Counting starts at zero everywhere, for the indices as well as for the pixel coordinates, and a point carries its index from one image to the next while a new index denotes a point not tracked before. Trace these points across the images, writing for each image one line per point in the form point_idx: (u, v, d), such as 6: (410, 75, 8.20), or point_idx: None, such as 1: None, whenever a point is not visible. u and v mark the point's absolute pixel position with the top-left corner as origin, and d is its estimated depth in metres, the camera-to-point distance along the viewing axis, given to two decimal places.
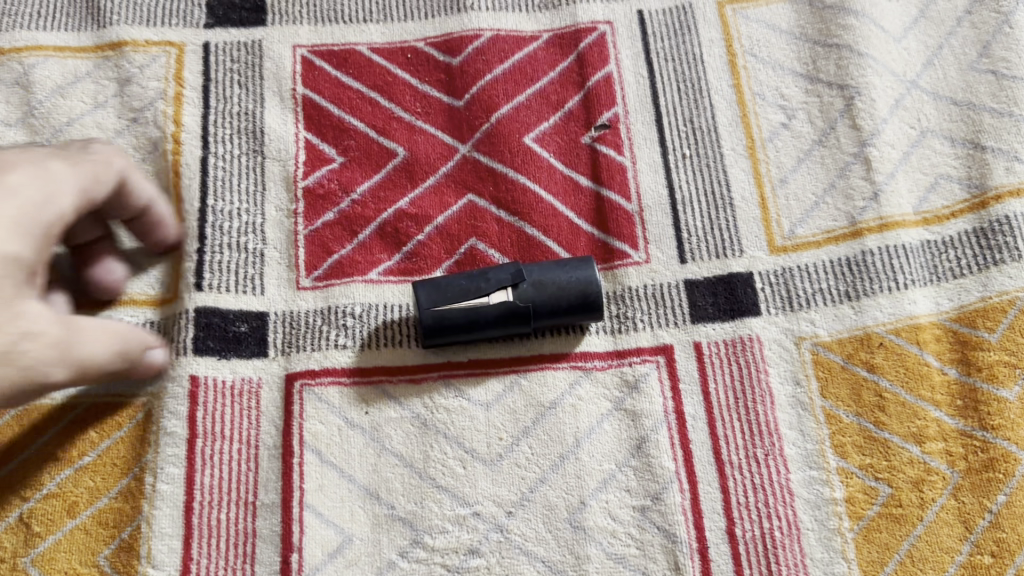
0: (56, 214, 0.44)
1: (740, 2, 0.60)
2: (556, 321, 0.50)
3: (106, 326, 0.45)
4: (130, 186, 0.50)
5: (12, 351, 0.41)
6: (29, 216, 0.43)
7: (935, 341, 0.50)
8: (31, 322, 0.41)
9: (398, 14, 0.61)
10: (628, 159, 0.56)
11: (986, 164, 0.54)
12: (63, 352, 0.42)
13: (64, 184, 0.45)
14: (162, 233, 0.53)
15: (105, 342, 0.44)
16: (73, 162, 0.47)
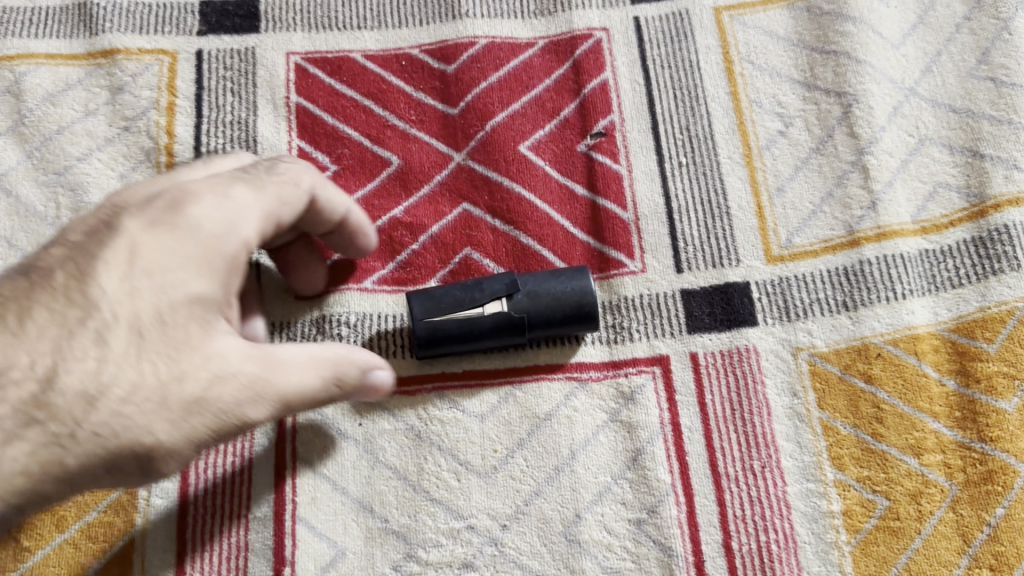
0: (240, 246, 0.41)
1: (736, 9, 0.60)
2: (551, 331, 0.50)
3: (318, 355, 0.43)
4: (323, 205, 0.47)
5: (204, 398, 0.38)
6: (215, 250, 0.40)
7: (933, 352, 0.50)
8: (224, 363, 0.39)
9: (392, 21, 0.60)
10: (624, 167, 0.56)
11: (985, 173, 0.53)
12: (269, 391, 0.40)
13: (253, 212, 0.43)
14: (363, 240, 0.51)
15: (317, 373, 0.42)
16: (259, 187, 0.44)
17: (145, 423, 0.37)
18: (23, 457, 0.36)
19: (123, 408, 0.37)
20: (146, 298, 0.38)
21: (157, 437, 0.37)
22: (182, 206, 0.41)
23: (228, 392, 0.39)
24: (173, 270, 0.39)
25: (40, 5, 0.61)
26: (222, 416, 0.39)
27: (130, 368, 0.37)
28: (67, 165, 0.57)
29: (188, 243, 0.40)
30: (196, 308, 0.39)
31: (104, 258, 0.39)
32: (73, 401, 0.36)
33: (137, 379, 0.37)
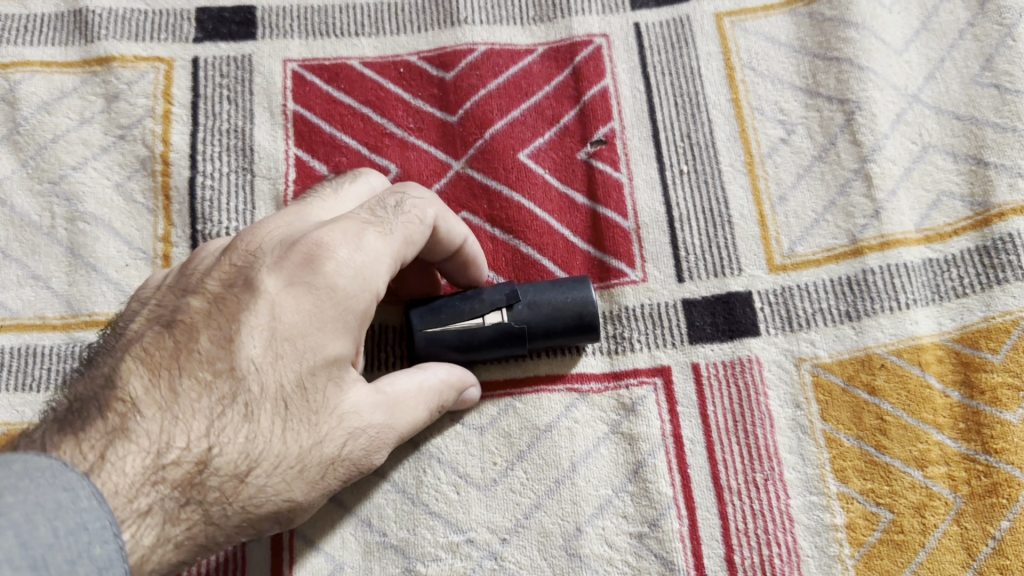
0: (372, 298, 0.43)
1: (738, 15, 0.59)
2: (551, 341, 0.49)
3: (432, 392, 0.46)
4: (441, 238, 0.48)
5: (340, 455, 0.42)
6: (350, 308, 0.42)
7: (937, 363, 0.49)
8: (357, 420, 0.42)
9: (390, 28, 0.60)
10: (624, 176, 0.55)
11: (990, 181, 0.53)
12: (392, 438, 0.44)
13: (385, 263, 0.43)
14: (474, 272, 0.51)
15: (428, 410, 0.46)
16: (388, 235, 0.44)
17: (287, 489, 0.41)
18: (179, 534, 0.38)
19: (268, 482, 0.40)
20: (289, 364, 0.40)
21: (295, 499, 0.41)
22: (319, 263, 0.42)
23: (359, 446, 0.42)
24: (311, 335, 0.41)
25: (35, 12, 0.61)
26: (352, 468, 0.43)
27: (275, 440, 0.40)
28: (62, 173, 0.56)
29: (325, 307, 0.41)
30: (332, 369, 0.41)
31: (249, 321, 0.41)
32: (225, 480, 0.39)
33: (280, 450, 0.40)
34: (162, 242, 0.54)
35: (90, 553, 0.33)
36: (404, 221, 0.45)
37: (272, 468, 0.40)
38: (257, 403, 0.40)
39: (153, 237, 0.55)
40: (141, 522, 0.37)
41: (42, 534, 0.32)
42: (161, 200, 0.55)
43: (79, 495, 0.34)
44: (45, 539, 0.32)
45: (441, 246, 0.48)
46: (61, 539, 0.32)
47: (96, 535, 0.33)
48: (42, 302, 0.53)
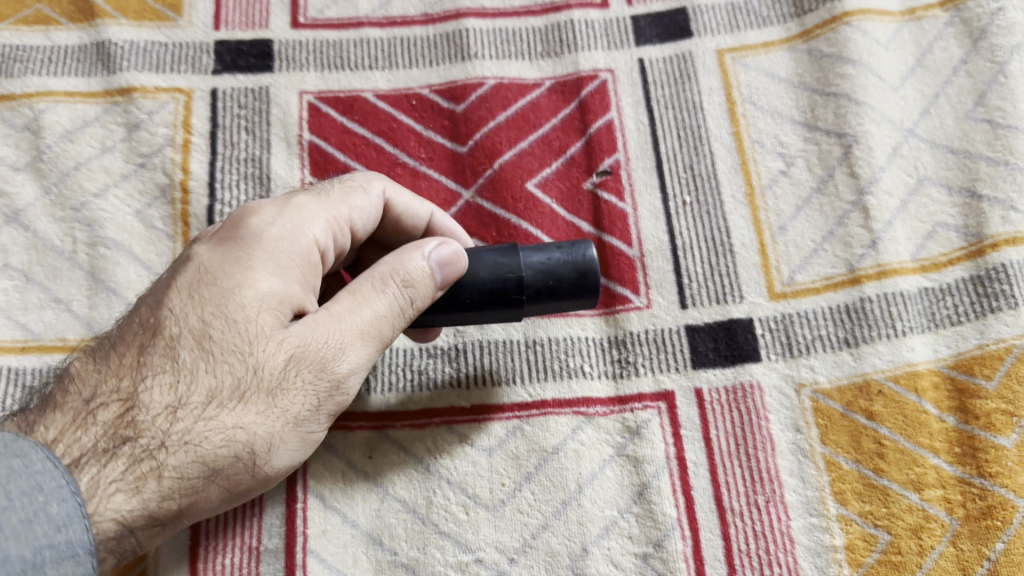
0: (307, 245, 0.46)
1: (739, 51, 0.62)
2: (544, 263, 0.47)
3: (377, 283, 0.45)
4: (407, 220, 0.53)
5: (285, 381, 0.43)
6: (278, 250, 0.45)
7: (933, 389, 0.50)
8: (299, 341, 0.43)
9: (404, 61, 0.62)
10: (629, 206, 0.57)
11: (982, 213, 0.55)
12: (346, 342, 0.44)
13: (316, 216, 0.47)
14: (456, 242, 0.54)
15: (382, 299, 0.44)
16: (325, 200, 0.48)
17: (234, 421, 0.42)
18: (120, 474, 0.40)
19: (205, 414, 0.41)
20: (213, 306, 0.43)
21: (249, 429, 0.42)
22: (246, 221, 0.45)
23: (306, 361, 0.43)
24: (237, 276, 0.43)
25: (58, 44, 0.64)
26: (309, 383, 0.43)
27: (204, 374, 0.42)
28: (84, 201, 0.58)
29: (252, 249, 0.44)
30: (265, 302, 0.43)
31: (179, 283, 0.44)
32: (158, 416, 0.41)
33: (213, 382, 0.42)
34: None
35: (48, 511, 0.37)
36: (345, 189, 0.50)
37: (208, 404, 0.41)
38: (184, 344, 0.42)
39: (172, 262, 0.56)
40: (82, 466, 0.40)
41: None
42: (179, 227, 0.57)
43: (32, 461, 0.38)
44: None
45: (406, 223, 0.53)
46: (16, 501, 0.36)
47: (52, 495, 0.37)
48: (63, 325, 0.55)
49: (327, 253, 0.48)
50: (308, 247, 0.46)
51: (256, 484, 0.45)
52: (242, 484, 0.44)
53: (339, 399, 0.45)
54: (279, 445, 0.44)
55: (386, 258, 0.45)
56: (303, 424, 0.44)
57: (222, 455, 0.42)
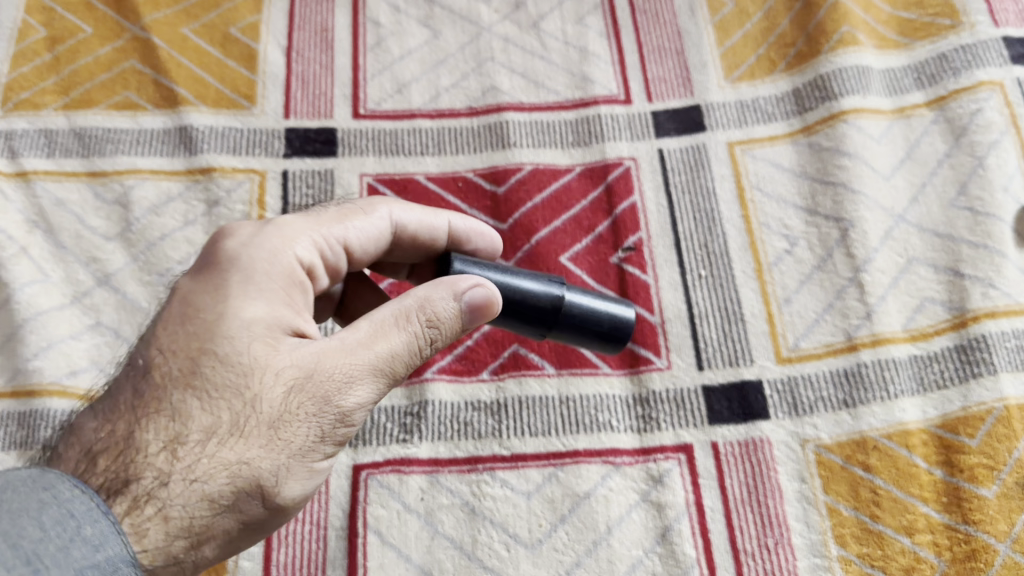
0: (289, 265, 0.47)
1: (747, 143, 0.70)
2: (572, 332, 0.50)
3: (399, 319, 0.45)
4: (425, 233, 0.55)
5: (288, 412, 0.42)
6: (261, 274, 0.45)
7: (922, 445, 0.57)
8: (299, 370, 0.42)
9: (452, 148, 0.71)
10: (651, 278, 0.65)
11: (965, 289, 0.62)
12: (355, 373, 0.43)
13: (301, 239, 0.49)
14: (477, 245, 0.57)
15: (400, 334, 0.45)
16: (315, 221, 0.50)
17: (238, 456, 0.40)
18: (123, 518, 0.38)
19: (206, 450, 0.40)
20: (199, 340, 0.42)
21: (255, 463, 0.40)
22: (228, 253, 0.46)
23: (310, 392, 0.42)
24: (220, 308, 0.43)
25: (144, 127, 0.73)
26: (312, 414, 0.42)
27: (200, 412, 0.40)
28: (168, 267, 0.66)
29: (232, 278, 0.45)
30: (256, 331, 0.43)
31: (164, 323, 0.43)
32: (156, 457, 0.39)
33: (211, 419, 0.40)
34: None
35: (83, 532, 0.36)
36: (343, 214, 0.52)
37: (208, 439, 0.40)
38: (176, 382, 0.41)
39: None
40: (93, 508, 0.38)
41: (31, 531, 0.36)
42: None
43: (61, 490, 0.37)
44: (34, 534, 0.36)
45: (419, 239, 0.55)
46: (50, 530, 0.36)
47: (85, 519, 0.37)
48: None
49: (315, 271, 0.49)
50: (295, 266, 0.47)
51: (266, 521, 0.43)
52: (252, 523, 0.42)
53: (343, 430, 0.44)
54: (287, 478, 0.42)
55: (408, 296, 0.46)
56: (309, 456, 0.43)
57: (232, 490, 0.40)
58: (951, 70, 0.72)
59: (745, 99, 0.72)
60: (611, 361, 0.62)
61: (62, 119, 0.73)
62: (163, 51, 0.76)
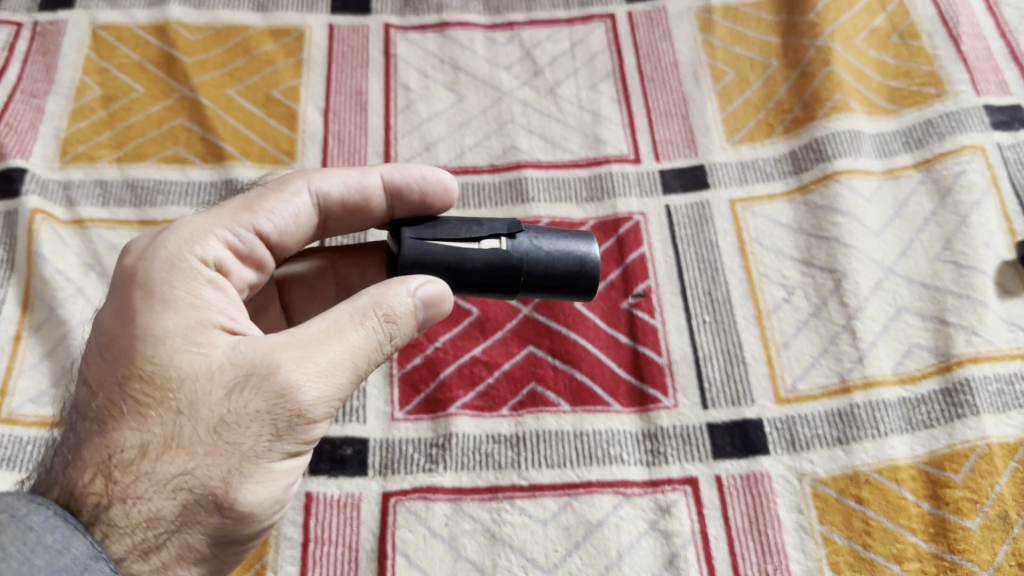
0: (193, 266, 0.49)
1: (748, 201, 0.76)
2: (547, 286, 0.52)
3: (355, 315, 0.48)
4: (353, 194, 0.57)
5: (229, 416, 0.45)
6: (163, 284, 0.48)
7: (911, 480, 0.61)
8: (228, 376, 0.45)
9: (475, 200, 0.77)
10: (659, 322, 0.70)
11: (950, 336, 0.67)
12: (310, 373, 0.46)
13: (207, 240, 0.50)
14: (409, 198, 0.57)
15: (358, 329, 0.47)
16: (219, 215, 0.52)
17: (181, 466, 0.44)
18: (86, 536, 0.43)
19: (150, 465, 0.44)
20: (123, 364, 0.46)
21: (200, 470, 0.44)
22: (138, 270, 0.48)
23: (252, 394, 0.45)
24: (136, 327, 0.46)
25: (193, 179, 0.79)
26: (258, 415, 0.45)
27: (137, 433, 0.44)
28: None
29: (140, 296, 0.47)
30: (175, 344, 0.46)
31: (94, 354, 0.47)
32: (104, 478, 0.44)
33: (148, 437, 0.44)
34: None
35: (40, 538, 0.41)
36: (246, 203, 0.54)
37: (146, 455, 0.44)
38: (113, 409, 0.45)
39: None
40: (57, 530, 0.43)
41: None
42: None
43: (17, 509, 0.42)
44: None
45: (353, 201, 0.57)
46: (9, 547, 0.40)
47: (43, 527, 0.41)
48: None
49: (232, 262, 0.52)
50: (199, 265, 0.49)
51: (236, 523, 0.47)
52: (220, 528, 0.46)
53: (301, 429, 0.46)
54: (244, 481, 0.45)
55: (364, 295, 0.48)
56: (266, 457, 0.46)
57: (183, 500, 0.44)
58: (937, 135, 0.78)
59: (745, 160, 0.79)
60: (622, 400, 0.67)
61: (116, 171, 0.80)
62: (210, 110, 0.83)
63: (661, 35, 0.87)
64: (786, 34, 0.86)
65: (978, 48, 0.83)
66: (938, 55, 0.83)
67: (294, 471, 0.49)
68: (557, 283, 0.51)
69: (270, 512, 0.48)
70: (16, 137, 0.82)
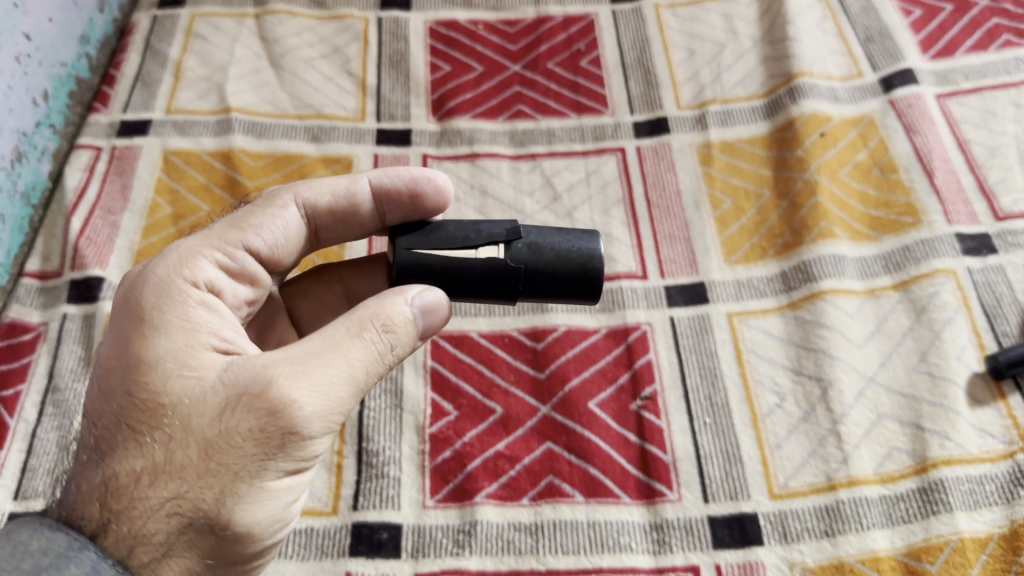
0: (184, 295, 0.55)
1: (744, 314, 0.85)
2: (546, 284, 0.58)
3: (354, 330, 0.54)
4: (341, 203, 0.66)
5: (221, 435, 0.51)
6: (157, 314, 0.54)
7: (891, 569, 0.69)
8: (220, 399, 0.52)
9: (500, 310, 0.86)
10: (664, 422, 0.79)
11: (926, 441, 0.75)
12: (301, 390, 0.51)
13: (196, 267, 0.57)
14: (397, 197, 0.65)
15: (356, 342, 0.54)
16: (208, 239, 0.59)
17: (176, 484, 0.51)
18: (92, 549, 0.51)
19: (147, 485, 0.51)
20: (121, 394, 0.53)
21: (193, 488, 0.51)
22: (134, 303, 0.55)
23: (243, 414, 0.51)
24: (132, 357, 0.53)
25: None
26: (248, 435, 0.51)
27: (137, 456, 0.51)
28: None
29: (135, 327, 0.54)
30: (170, 371, 0.52)
31: (97, 383, 0.54)
32: (108, 497, 0.51)
33: (147, 459, 0.51)
34: (337, 454, 0.78)
35: (27, 546, 0.48)
36: (236, 227, 0.61)
37: (144, 477, 0.51)
38: (114, 438, 0.52)
39: (330, 451, 0.78)
40: None
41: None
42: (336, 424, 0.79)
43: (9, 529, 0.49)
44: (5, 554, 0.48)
45: (340, 208, 0.66)
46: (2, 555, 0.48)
47: (32, 534, 0.49)
48: None
49: (224, 279, 0.59)
50: (190, 290, 0.56)
51: (232, 536, 0.53)
52: (216, 541, 0.53)
53: (291, 448, 0.52)
54: (237, 501, 0.52)
55: (366, 309, 0.55)
56: (258, 476, 0.52)
57: (178, 520, 0.51)
58: (913, 260, 0.87)
59: (742, 278, 0.88)
60: (631, 492, 0.75)
61: None
62: None
63: (666, 167, 0.99)
64: (777, 167, 0.97)
65: (950, 182, 0.94)
66: (914, 188, 0.93)
67: (289, 489, 0.56)
68: (548, 286, 0.58)
69: (265, 527, 0.54)
70: (96, 249, 0.93)
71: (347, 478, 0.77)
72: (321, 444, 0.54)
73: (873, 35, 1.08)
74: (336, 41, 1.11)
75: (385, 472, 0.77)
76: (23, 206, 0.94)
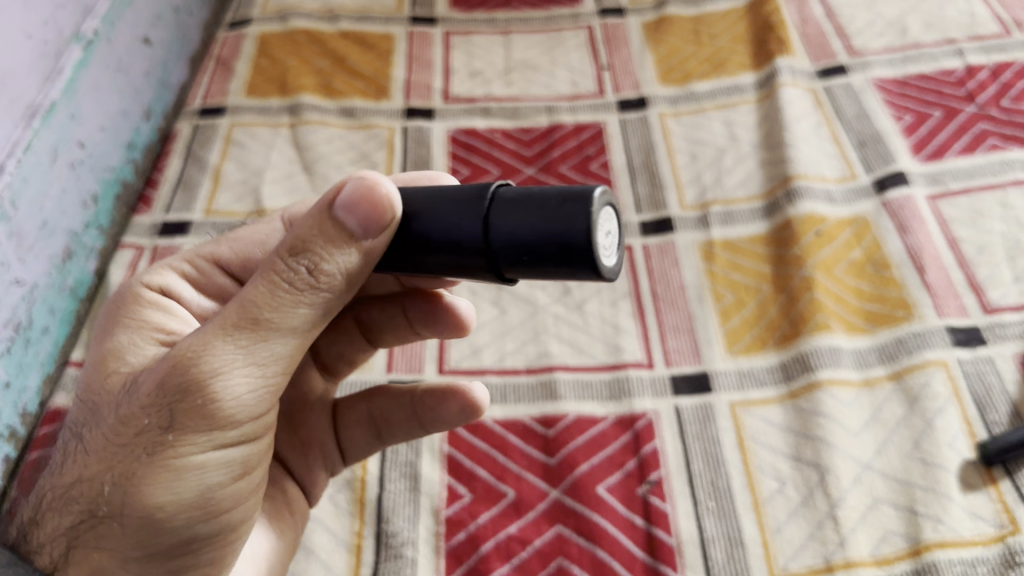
0: (143, 306, 0.65)
1: (747, 404, 0.90)
2: (523, 193, 0.48)
3: (261, 270, 0.53)
4: None
5: (128, 415, 0.55)
6: (116, 322, 0.64)
7: None
8: (136, 384, 0.56)
9: (513, 398, 0.92)
10: (669, 505, 0.83)
11: (919, 524, 0.78)
12: (190, 352, 0.52)
13: (165, 280, 0.68)
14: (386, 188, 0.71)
15: (256, 283, 0.52)
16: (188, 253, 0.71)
17: (96, 467, 0.56)
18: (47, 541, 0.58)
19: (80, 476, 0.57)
20: (85, 398, 0.61)
21: (106, 469, 0.55)
22: (107, 320, 0.65)
23: (145, 391, 0.54)
24: (95, 364, 0.62)
25: None
26: (147, 409, 0.54)
27: (81, 449, 0.58)
28: None
29: (101, 339, 0.64)
30: (114, 369, 0.60)
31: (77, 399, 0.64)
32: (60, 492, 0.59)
33: (85, 449, 0.58)
34: (356, 536, 0.82)
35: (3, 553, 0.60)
36: (218, 241, 0.71)
37: (80, 466, 0.57)
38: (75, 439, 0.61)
39: (351, 532, 0.82)
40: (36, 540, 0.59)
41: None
42: (357, 507, 0.84)
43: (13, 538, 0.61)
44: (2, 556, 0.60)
45: None
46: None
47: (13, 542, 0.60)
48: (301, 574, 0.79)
49: (186, 286, 0.69)
50: (148, 296, 0.66)
51: (146, 515, 0.54)
52: (130, 525, 0.54)
53: (186, 415, 0.53)
54: (139, 480, 0.53)
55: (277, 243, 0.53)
56: (158, 452, 0.53)
57: (96, 503, 0.55)
58: (906, 351, 0.92)
59: (743, 368, 0.93)
60: None
61: None
62: None
63: (670, 263, 1.05)
64: (776, 264, 1.03)
65: (942, 278, 0.99)
66: (906, 283, 0.99)
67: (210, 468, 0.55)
68: (523, 195, 0.47)
69: (179, 506, 0.55)
70: None
71: (365, 560, 0.80)
72: (230, 410, 0.53)
73: (866, 140, 1.16)
74: (365, 148, 1.21)
75: (402, 552, 0.81)
76: (70, 300, 1.01)
